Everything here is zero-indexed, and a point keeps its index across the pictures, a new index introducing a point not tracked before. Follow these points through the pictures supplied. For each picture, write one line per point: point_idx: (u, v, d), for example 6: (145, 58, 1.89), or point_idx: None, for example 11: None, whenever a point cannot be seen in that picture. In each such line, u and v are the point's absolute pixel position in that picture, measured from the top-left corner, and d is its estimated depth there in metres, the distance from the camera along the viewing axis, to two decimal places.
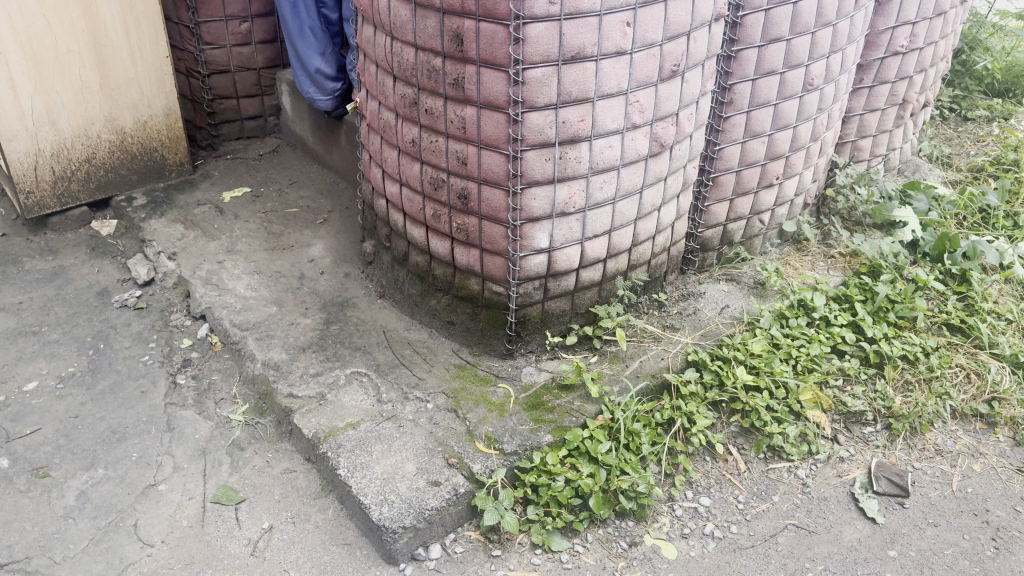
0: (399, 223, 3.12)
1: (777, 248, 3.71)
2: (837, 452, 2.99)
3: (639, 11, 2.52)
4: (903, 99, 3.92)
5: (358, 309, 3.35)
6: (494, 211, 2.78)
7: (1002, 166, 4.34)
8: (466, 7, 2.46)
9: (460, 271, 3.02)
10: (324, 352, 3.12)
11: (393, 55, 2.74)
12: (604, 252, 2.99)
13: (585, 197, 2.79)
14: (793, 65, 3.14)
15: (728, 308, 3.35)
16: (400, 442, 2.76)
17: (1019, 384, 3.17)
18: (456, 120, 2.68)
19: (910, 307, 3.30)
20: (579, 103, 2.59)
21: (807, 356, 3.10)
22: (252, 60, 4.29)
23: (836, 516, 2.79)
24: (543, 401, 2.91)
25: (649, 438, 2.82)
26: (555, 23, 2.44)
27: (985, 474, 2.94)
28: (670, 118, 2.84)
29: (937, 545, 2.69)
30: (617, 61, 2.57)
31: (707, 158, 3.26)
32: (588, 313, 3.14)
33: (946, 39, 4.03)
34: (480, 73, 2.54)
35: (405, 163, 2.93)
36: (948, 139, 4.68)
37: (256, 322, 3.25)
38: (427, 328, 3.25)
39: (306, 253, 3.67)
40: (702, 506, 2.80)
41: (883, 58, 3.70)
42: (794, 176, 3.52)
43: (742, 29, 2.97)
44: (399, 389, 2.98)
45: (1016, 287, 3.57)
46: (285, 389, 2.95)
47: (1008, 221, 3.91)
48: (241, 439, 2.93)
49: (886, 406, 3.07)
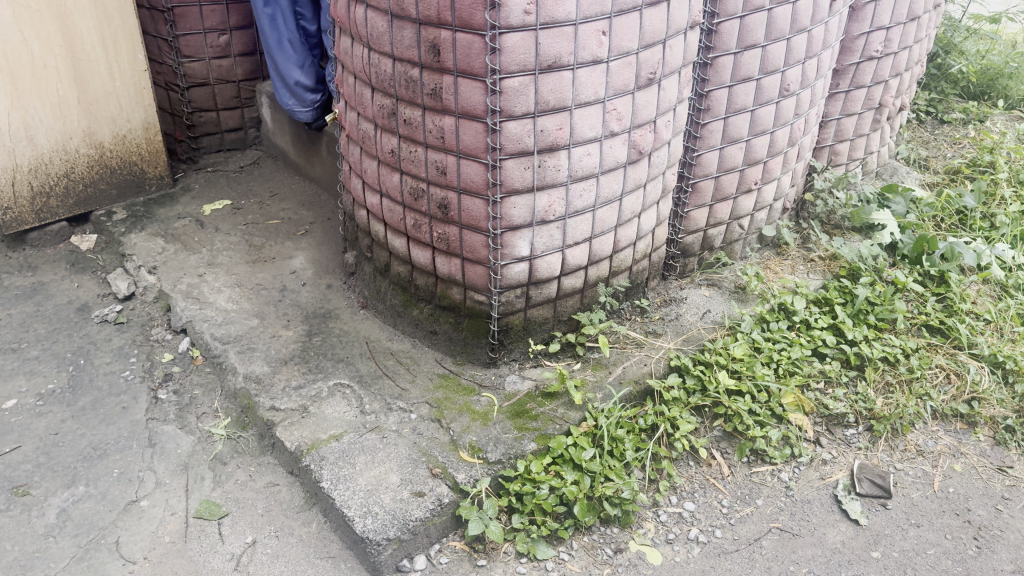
0: (380, 234, 3.12)
1: (758, 253, 3.74)
2: (819, 455, 3.00)
3: (614, 20, 2.53)
4: (879, 102, 3.95)
5: (341, 320, 3.34)
6: (474, 220, 2.78)
7: (978, 168, 4.38)
8: (442, 17, 2.46)
9: (442, 281, 3.02)
10: (306, 365, 3.11)
11: (371, 66, 2.75)
12: (585, 259, 3.00)
13: (565, 205, 2.80)
14: (769, 71, 3.17)
15: (709, 313, 3.37)
16: (383, 454, 2.75)
17: (999, 383, 3.18)
18: (435, 129, 2.68)
19: (889, 308, 3.34)
20: (557, 112, 2.60)
21: (787, 360, 3.12)
22: (232, 73, 4.28)
23: (820, 518, 2.80)
24: (526, 409, 2.91)
25: (633, 444, 2.83)
26: (530, 32, 2.45)
27: (965, 474, 2.97)
28: (648, 126, 2.86)
29: (920, 545, 2.71)
30: (593, 70, 2.59)
31: (686, 165, 3.27)
32: (570, 321, 3.15)
33: (921, 43, 4.07)
34: (458, 82, 2.55)
35: (385, 174, 2.93)
36: (925, 142, 4.73)
37: (237, 335, 3.24)
38: (410, 338, 3.24)
39: (288, 265, 3.67)
40: (686, 512, 2.80)
41: (858, 63, 3.73)
42: (772, 181, 3.54)
43: (717, 36, 2.99)
44: (382, 399, 2.97)
45: (994, 287, 3.61)
46: (267, 403, 2.94)
47: (986, 222, 3.95)
48: (224, 453, 2.91)
49: (868, 408, 3.08)
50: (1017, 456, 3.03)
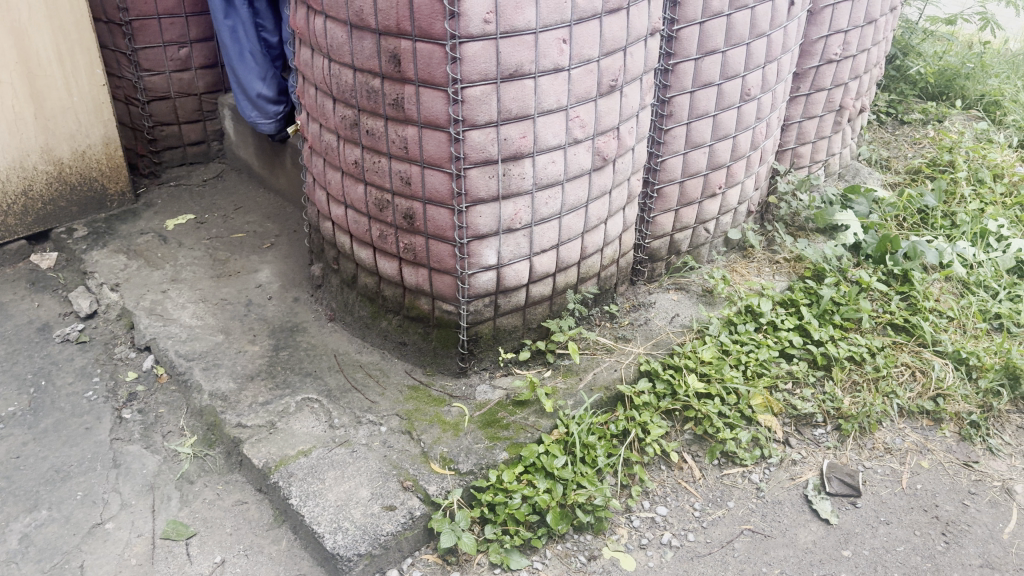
0: (346, 246, 3.10)
1: (724, 256, 3.76)
2: (789, 455, 3.02)
3: (574, 28, 2.54)
4: (840, 105, 4.00)
5: (308, 333, 3.31)
6: (440, 230, 2.76)
7: (938, 167, 4.45)
8: (401, 27, 2.45)
9: (410, 291, 3.00)
10: (273, 380, 3.07)
11: (332, 76, 2.73)
12: (553, 267, 3.00)
13: (531, 213, 2.80)
14: (729, 76, 3.19)
15: (678, 317, 3.39)
16: (353, 468, 2.72)
17: (964, 379, 3.22)
18: (398, 140, 2.66)
19: (855, 308, 3.37)
20: (520, 120, 2.60)
21: (755, 362, 3.14)
22: (193, 86, 4.24)
23: (791, 519, 2.81)
24: (497, 418, 2.90)
25: (605, 450, 2.83)
26: (491, 41, 2.44)
27: (933, 470, 3.00)
28: (612, 132, 2.87)
29: (890, 543, 2.74)
30: (555, 78, 2.59)
31: (650, 170, 3.29)
32: (540, 328, 3.14)
33: (878, 46, 4.13)
34: (419, 92, 2.54)
35: (349, 185, 2.91)
36: (886, 143, 4.80)
37: (202, 352, 3.20)
38: (379, 350, 3.22)
39: (253, 279, 3.63)
40: (659, 516, 2.81)
41: (818, 66, 3.77)
42: (736, 185, 3.57)
43: (678, 42, 3.01)
44: (351, 413, 2.94)
45: (956, 284, 3.66)
46: (234, 420, 2.90)
47: (947, 221, 4.01)
48: (190, 472, 2.87)
49: (836, 407, 3.10)
50: (982, 451, 3.07)
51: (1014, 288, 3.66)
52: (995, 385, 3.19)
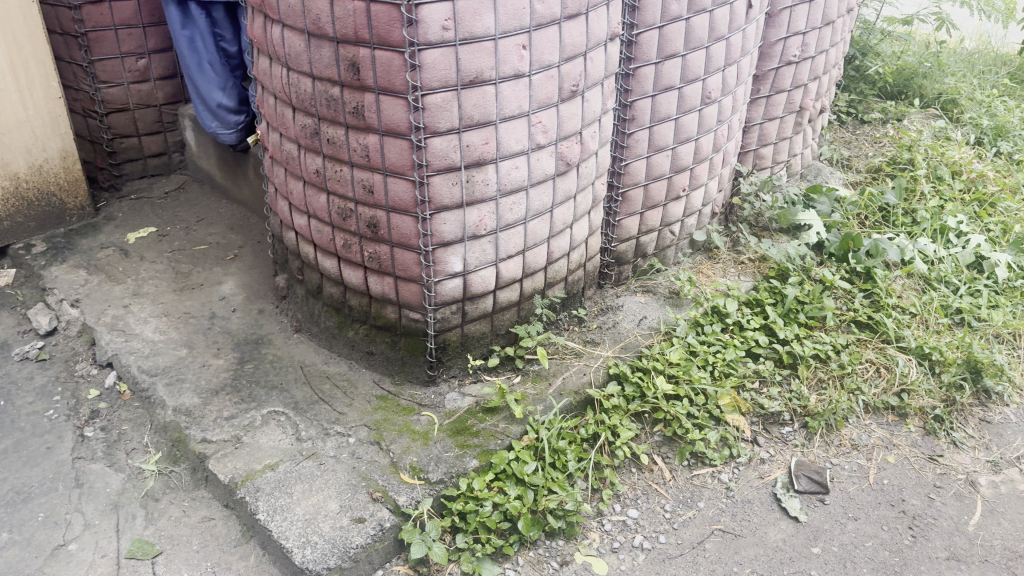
0: (310, 255, 3.07)
1: (689, 257, 3.78)
2: (757, 454, 3.04)
3: (534, 33, 2.54)
4: (799, 106, 4.05)
5: (274, 345, 3.27)
6: (405, 238, 2.75)
7: (898, 165, 4.52)
8: (360, 35, 2.44)
9: (376, 300, 2.98)
10: (238, 394, 3.03)
11: (290, 85, 2.71)
12: (519, 272, 2.99)
13: (495, 219, 2.79)
14: (690, 79, 3.22)
15: (645, 319, 3.40)
16: (321, 481, 2.70)
17: (927, 374, 3.26)
18: (359, 148, 2.64)
19: (818, 307, 3.40)
20: (481, 127, 2.60)
21: (723, 362, 3.16)
22: (152, 97, 4.18)
23: (760, 517, 2.83)
24: (467, 426, 2.89)
25: (575, 455, 2.83)
26: (450, 49, 2.44)
27: (899, 465, 3.04)
28: (574, 137, 2.87)
29: (858, 538, 2.76)
30: (515, 84, 2.59)
31: (614, 174, 3.29)
32: (508, 334, 3.14)
33: (836, 47, 4.18)
34: (380, 100, 2.52)
35: (311, 195, 2.88)
36: (847, 142, 4.87)
37: (165, 367, 3.15)
38: (347, 360, 3.19)
39: (217, 291, 3.58)
40: (630, 519, 2.81)
41: (777, 68, 3.81)
42: (700, 187, 3.59)
43: (638, 47, 3.03)
44: (319, 425, 2.91)
45: (918, 280, 3.71)
46: (199, 435, 2.86)
47: (907, 218, 4.07)
48: (155, 489, 2.82)
49: (802, 405, 3.13)
50: (946, 444, 3.12)
51: (973, 283, 3.72)
52: (957, 379, 3.24)
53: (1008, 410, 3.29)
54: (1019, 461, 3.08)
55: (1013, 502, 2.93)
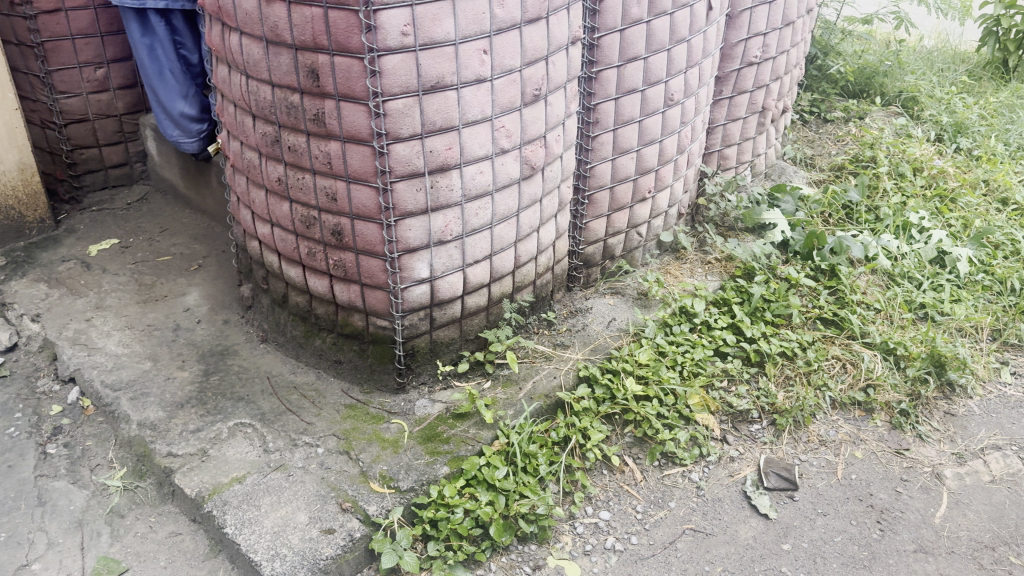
0: (274, 264, 3.04)
1: (657, 258, 3.79)
2: (727, 452, 3.06)
3: (494, 38, 2.54)
4: (762, 107, 4.09)
5: (240, 356, 3.23)
6: (370, 245, 2.73)
7: (860, 163, 4.58)
8: (318, 42, 2.42)
9: (343, 308, 2.96)
10: (204, 406, 2.99)
11: (250, 93, 2.68)
12: (486, 277, 2.98)
13: (461, 224, 2.78)
14: (652, 82, 3.23)
15: (614, 321, 3.41)
16: (289, 493, 2.67)
17: (892, 369, 3.30)
18: (321, 155, 2.63)
19: (784, 305, 3.44)
20: (444, 132, 2.59)
21: (691, 361, 3.18)
22: (112, 107, 4.12)
23: (731, 516, 2.85)
24: (437, 432, 2.87)
25: (546, 459, 2.83)
26: (410, 54, 2.43)
27: (866, 460, 3.07)
28: (539, 141, 2.87)
29: (828, 534, 2.79)
30: (477, 88, 2.58)
31: (580, 177, 3.30)
32: (477, 339, 3.13)
33: (797, 47, 4.23)
34: (340, 107, 2.51)
35: (274, 203, 2.86)
36: (810, 141, 4.92)
37: (129, 381, 3.10)
38: (314, 369, 3.16)
39: (181, 302, 3.54)
40: (602, 521, 2.81)
41: (739, 69, 3.84)
42: (665, 188, 3.61)
43: (599, 50, 3.04)
44: (286, 436, 2.88)
45: (882, 276, 3.76)
46: (164, 449, 2.82)
47: (871, 215, 4.13)
48: (121, 505, 2.77)
49: (770, 402, 3.15)
50: (912, 438, 3.16)
51: (936, 278, 3.77)
52: (922, 373, 3.28)
53: (971, 402, 3.34)
54: (983, 452, 3.13)
55: (978, 493, 2.97)
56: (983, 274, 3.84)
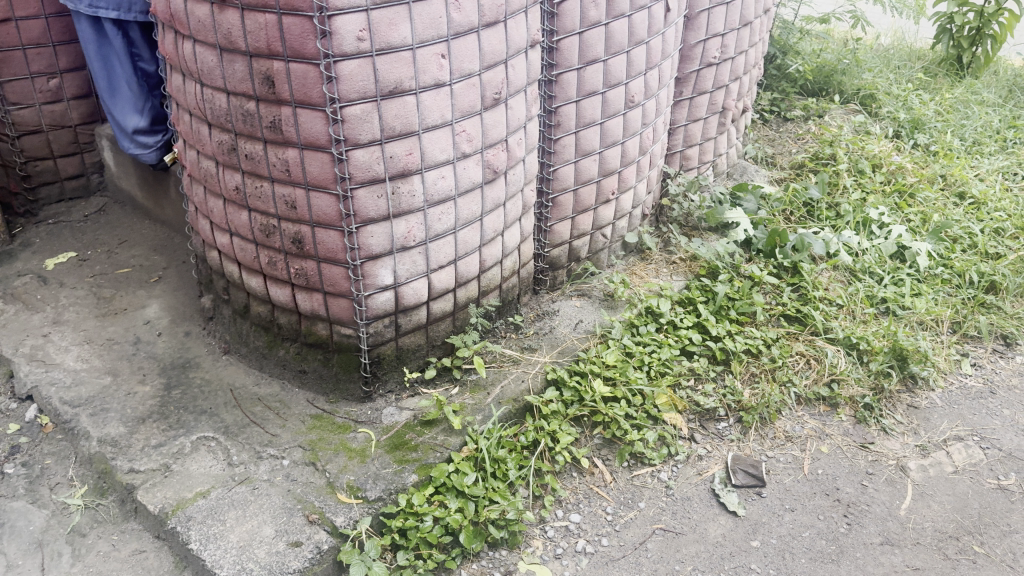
0: (235, 274, 3.00)
1: (622, 259, 3.81)
2: (695, 451, 3.07)
3: (452, 42, 2.53)
4: (722, 107, 4.12)
5: (202, 368, 3.19)
6: (331, 253, 2.70)
7: (821, 161, 4.63)
8: (272, 49, 2.40)
9: (306, 318, 2.92)
10: (166, 421, 2.94)
11: (205, 101, 2.64)
12: (452, 282, 2.97)
13: (424, 230, 2.76)
14: (612, 84, 3.24)
15: (581, 323, 3.41)
16: (254, 506, 2.63)
17: (856, 364, 3.33)
18: (278, 163, 2.60)
19: (748, 303, 3.47)
20: (404, 137, 2.57)
21: (658, 361, 3.19)
22: (67, 118, 4.04)
23: (700, 514, 2.86)
24: (405, 440, 2.85)
25: (515, 463, 2.82)
26: (367, 60, 2.41)
27: (832, 454, 3.10)
28: (500, 144, 2.87)
29: (796, 529, 2.81)
30: (436, 93, 2.57)
31: (544, 180, 3.30)
32: (444, 345, 3.11)
33: (755, 47, 4.26)
34: (297, 113, 2.48)
35: (232, 212, 2.82)
36: (771, 140, 4.97)
37: (89, 397, 3.04)
38: (279, 380, 3.12)
39: (141, 315, 3.48)
40: (573, 524, 2.81)
41: (698, 70, 3.86)
42: (628, 190, 3.62)
43: (559, 53, 3.04)
44: (251, 449, 2.84)
45: (844, 272, 3.80)
46: (126, 465, 2.77)
47: (831, 212, 4.18)
48: (82, 524, 2.71)
49: (736, 400, 3.17)
50: (877, 432, 3.19)
51: (896, 272, 3.83)
52: (885, 367, 3.31)
53: (933, 395, 3.39)
54: (946, 444, 3.17)
55: (942, 484, 3.01)
56: (942, 267, 3.90)
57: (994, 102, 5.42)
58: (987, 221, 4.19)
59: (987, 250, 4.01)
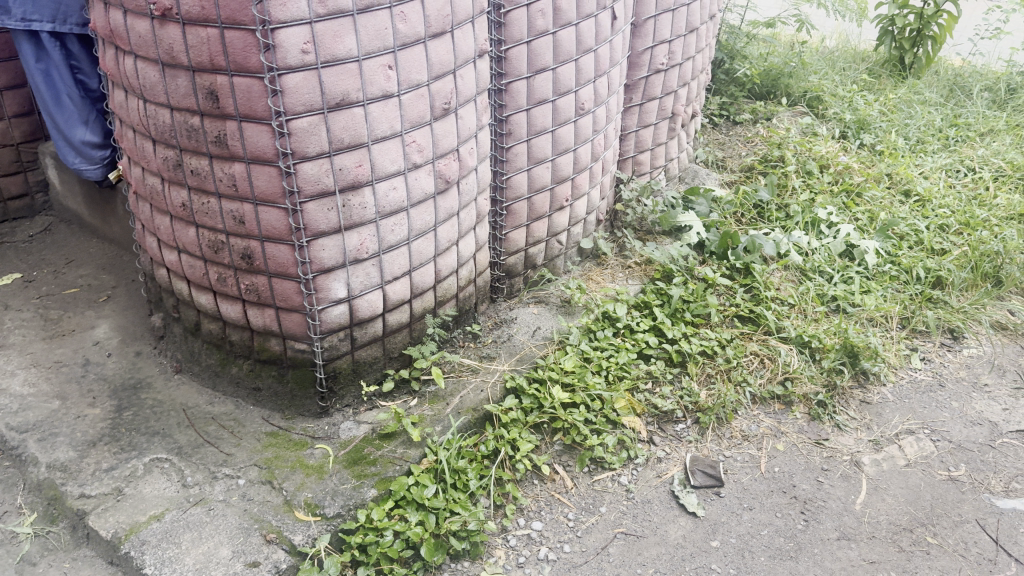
0: (184, 292, 2.95)
1: (578, 265, 3.83)
2: (654, 453, 3.09)
3: (398, 53, 2.52)
4: (672, 112, 4.17)
5: (154, 389, 3.13)
6: (282, 268, 2.68)
7: (770, 163, 4.71)
8: (215, 63, 2.37)
9: (258, 334, 2.89)
10: (117, 444, 2.88)
11: (148, 117, 2.60)
12: (407, 293, 2.95)
13: (377, 242, 2.75)
14: (562, 92, 3.26)
15: (539, 330, 3.42)
16: (210, 527, 2.59)
17: (808, 362, 3.39)
18: (225, 178, 2.57)
19: (702, 304, 3.51)
20: (353, 149, 2.56)
21: (616, 365, 3.21)
22: (8, 136, 3.96)
23: (660, 516, 2.88)
24: (364, 455, 2.83)
25: (476, 473, 2.80)
26: (312, 72, 2.39)
27: (788, 452, 3.14)
28: (451, 154, 2.87)
29: (754, 528, 2.84)
30: (385, 104, 2.56)
31: (497, 189, 3.30)
32: (402, 357, 3.10)
33: (703, 53, 4.32)
34: (242, 128, 2.46)
35: (180, 229, 2.78)
36: (721, 144, 5.04)
37: (36, 422, 2.97)
38: (233, 398, 3.08)
39: (90, 336, 3.41)
40: (534, 532, 2.81)
41: (647, 77, 3.91)
42: (582, 196, 3.65)
43: (508, 62, 3.05)
44: (205, 469, 2.79)
45: (795, 271, 3.87)
46: (76, 491, 2.71)
47: (781, 213, 4.26)
48: (32, 553, 2.62)
49: (693, 401, 3.20)
50: (831, 428, 3.25)
51: (846, 271, 3.90)
52: (837, 364, 3.37)
53: (885, 389, 3.46)
54: (898, 438, 3.23)
55: (895, 477, 3.07)
56: (890, 264, 3.98)
57: (937, 102, 5.55)
58: (932, 218, 4.29)
59: (932, 246, 4.10)
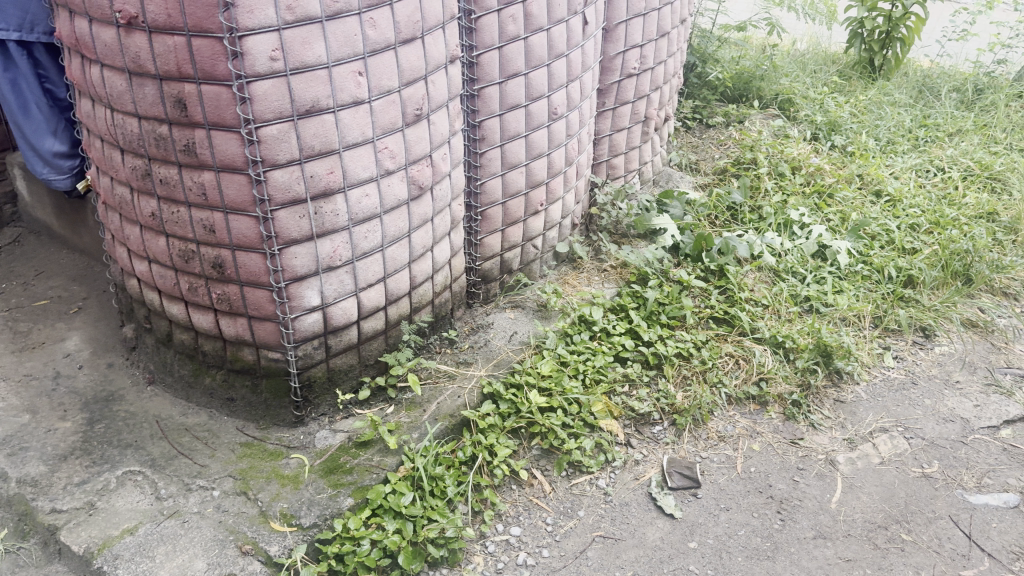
0: (155, 302, 2.92)
1: (554, 269, 3.84)
2: (632, 456, 3.10)
3: (368, 60, 2.52)
4: (644, 116, 4.19)
5: (126, 401, 3.09)
6: (254, 276, 2.66)
7: (742, 165, 4.75)
8: (183, 71, 2.35)
9: (231, 343, 2.86)
10: (89, 457, 2.85)
11: (115, 126, 2.58)
12: (381, 300, 2.94)
13: (350, 249, 2.73)
14: (534, 97, 3.27)
15: (516, 334, 3.42)
16: (184, 540, 2.56)
17: (783, 362, 3.41)
18: (195, 186, 2.55)
19: (678, 307, 3.52)
20: (324, 156, 2.55)
21: (592, 369, 3.21)
22: None
23: (638, 519, 2.89)
24: (340, 464, 2.81)
25: (453, 480, 2.79)
26: (281, 79, 2.38)
27: (764, 452, 3.16)
28: (424, 160, 2.86)
29: (731, 528, 2.86)
30: (355, 111, 2.55)
31: (471, 195, 3.29)
32: (377, 364, 3.09)
33: (674, 57, 4.35)
34: (211, 136, 2.44)
35: (150, 239, 2.75)
36: (694, 147, 5.07)
37: (5, 436, 2.92)
38: (207, 409, 3.05)
39: (61, 348, 3.36)
40: (513, 537, 2.81)
41: (619, 81, 3.92)
42: (557, 201, 3.65)
43: (480, 68, 3.06)
44: (179, 481, 2.77)
45: (768, 272, 3.91)
46: (47, 506, 2.67)
47: (754, 214, 4.29)
48: (3, 570, 2.56)
49: (669, 403, 3.21)
50: (806, 427, 3.28)
51: (819, 271, 3.94)
52: (811, 364, 3.40)
53: (858, 388, 3.49)
54: (872, 436, 3.27)
55: (870, 475, 3.09)
56: (862, 264, 4.02)
57: (906, 102, 5.63)
58: (903, 218, 4.34)
59: (903, 246, 4.15)
